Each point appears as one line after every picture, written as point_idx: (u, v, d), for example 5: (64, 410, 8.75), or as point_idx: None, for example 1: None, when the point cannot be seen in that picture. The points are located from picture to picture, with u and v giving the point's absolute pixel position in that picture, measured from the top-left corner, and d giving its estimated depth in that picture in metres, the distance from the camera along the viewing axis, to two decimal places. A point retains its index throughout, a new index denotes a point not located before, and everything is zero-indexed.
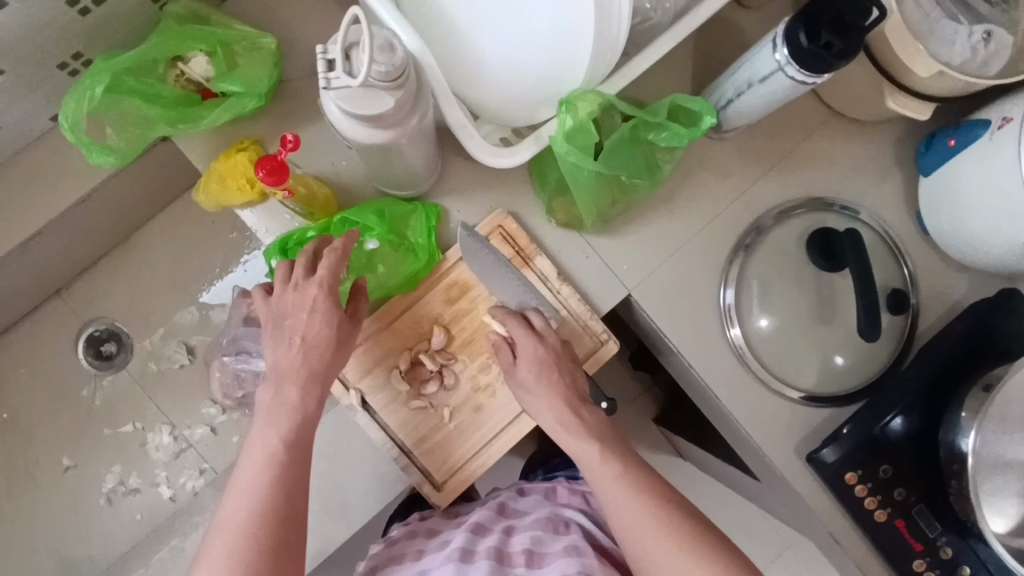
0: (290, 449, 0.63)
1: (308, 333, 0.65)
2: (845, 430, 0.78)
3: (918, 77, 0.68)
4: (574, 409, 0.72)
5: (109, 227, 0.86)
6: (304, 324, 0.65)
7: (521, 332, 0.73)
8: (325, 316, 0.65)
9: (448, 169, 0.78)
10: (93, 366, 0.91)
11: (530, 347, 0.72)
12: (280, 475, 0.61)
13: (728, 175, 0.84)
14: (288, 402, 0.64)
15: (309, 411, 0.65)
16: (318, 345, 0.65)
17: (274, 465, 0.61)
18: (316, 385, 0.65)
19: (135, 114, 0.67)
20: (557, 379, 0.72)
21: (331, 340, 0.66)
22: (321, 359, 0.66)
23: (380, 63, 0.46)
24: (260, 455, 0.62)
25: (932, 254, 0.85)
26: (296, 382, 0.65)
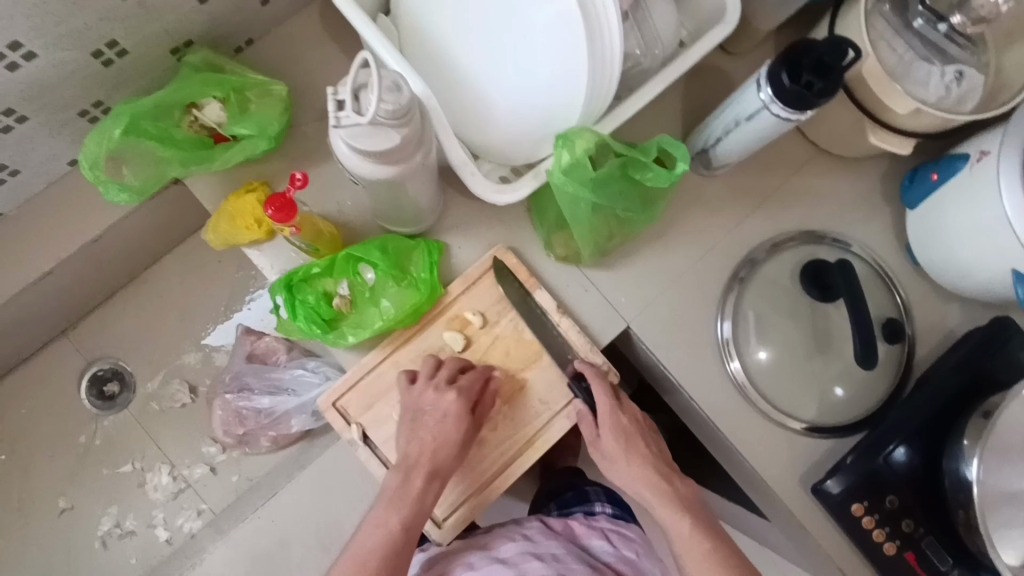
0: (402, 534, 0.67)
1: (438, 430, 0.70)
2: (848, 460, 0.78)
3: (896, 115, 0.72)
4: (666, 477, 0.73)
5: (118, 267, 0.87)
6: (435, 421, 0.70)
7: (605, 400, 0.73)
8: (453, 412, 0.70)
9: (450, 206, 0.80)
10: (95, 406, 0.91)
11: (615, 416, 0.73)
12: (388, 550, 0.66)
13: (721, 210, 0.86)
14: (411, 489, 0.68)
15: (428, 503, 0.68)
16: (445, 444, 0.70)
17: (386, 541, 0.66)
18: (438, 480, 0.69)
19: (149, 156, 0.70)
20: (643, 448, 0.74)
21: (454, 438, 0.70)
22: (444, 458, 0.70)
23: (387, 101, 0.48)
24: (377, 531, 0.67)
25: (923, 284, 0.87)
26: (417, 474, 0.69)
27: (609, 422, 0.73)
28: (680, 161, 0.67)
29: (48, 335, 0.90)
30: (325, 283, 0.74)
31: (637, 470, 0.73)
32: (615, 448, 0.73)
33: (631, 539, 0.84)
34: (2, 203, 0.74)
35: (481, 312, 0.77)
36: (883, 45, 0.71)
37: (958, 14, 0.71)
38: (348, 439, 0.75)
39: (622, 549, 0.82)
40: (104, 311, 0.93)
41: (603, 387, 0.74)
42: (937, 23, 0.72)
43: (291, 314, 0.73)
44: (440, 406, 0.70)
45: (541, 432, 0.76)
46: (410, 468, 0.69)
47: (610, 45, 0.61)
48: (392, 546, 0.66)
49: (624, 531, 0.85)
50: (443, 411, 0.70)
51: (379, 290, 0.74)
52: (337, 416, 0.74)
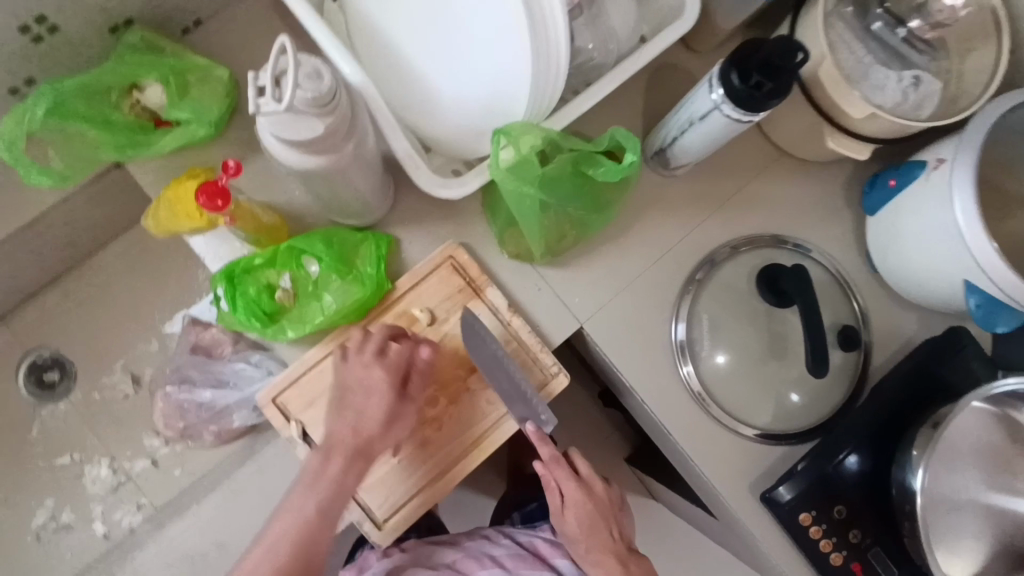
0: (318, 519, 0.66)
1: (361, 400, 0.68)
2: (799, 467, 0.77)
3: (853, 119, 0.71)
4: (623, 559, 0.75)
5: (59, 254, 0.84)
6: (359, 388, 0.68)
7: (571, 485, 0.73)
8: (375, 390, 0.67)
9: (401, 199, 0.78)
10: (34, 395, 0.88)
11: (582, 501, 0.74)
12: (306, 532, 0.65)
13: (680, 211, 0.85)
14: (330, 469, 0.66)
15: (347, 487, 0.66)
16: (371, 420, 0.68)
17: (307, 520, 0.65)
18: (358, 462, 0.67)
19: (81, 138, 0.68)
20: (604, 531, 0.75)
21: (378, 418, 0.68)
22: (371, 436, 0.67)
23: (307, 90, 0.47)
24: (298, 516, 0.66)
25: (882, 291, 0.86)
26: (338, 453, 0.67)
27: (576, 505, 0.73)
28: (630, 152, 0.65)
29: None
30: (267, 275, 0.72)
31: (594, 555, 0.75)
32: (577, 530, 0.75)
33: None
34: None
35: (430, 309, 0.75)
36: (842, 48, 0.70)
37: (917, 18, 0.70)
38: (288, 437, 0.73)
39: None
40: (46, 297, 0.90)
41: (566, 471, 0.73)
42: (896, 27, 0.71)
43: (230, 305, 0.71)
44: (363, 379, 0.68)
45: (487, 433, 0.74)
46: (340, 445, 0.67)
47: (553, 33, 0.59)
48: (308, 530, 0.65)
49: None
50: (370, 386, 0.68)
51: (322, 284, 0.72)
52: (277, 412, 0.72)
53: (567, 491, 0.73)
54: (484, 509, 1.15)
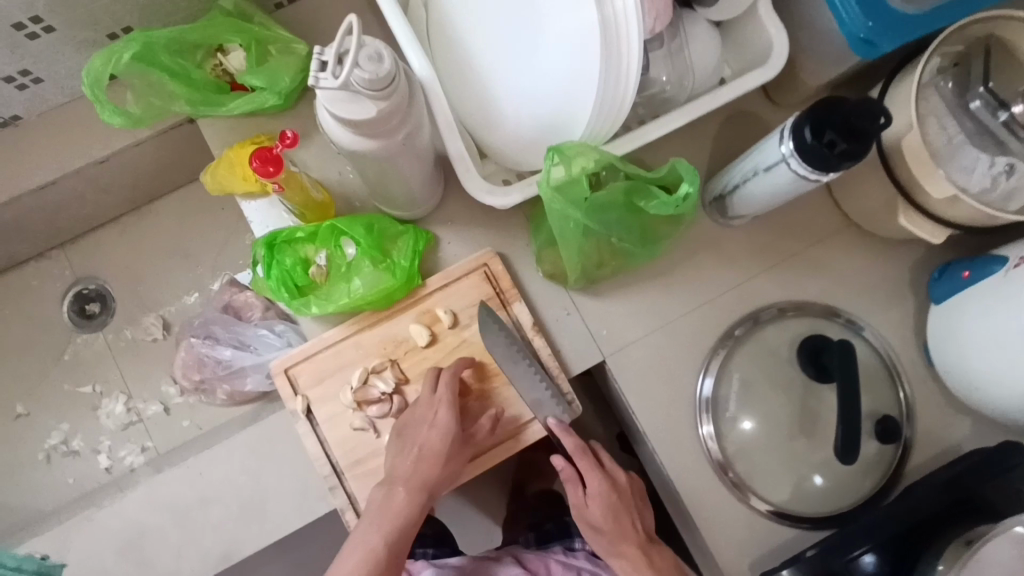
0: (402, 530, 0.66)
1: (426, 446, 0.68)
2: (809, 552, 0.72)
3: (931, 198, 0.66)
4: (645, 549, 0.72)
5: (121, 194, 0.88)
6: (424, 443, 0.68)
7: (590, 469, 0.72)
8: (445, 431, 0.68)
9: (449, 200, 0.79)
10: (74, 322, 0.92)
11: (599, 481, 0.72)
12: (391, 553, 0.65)
13: (729, 262, 0.81)
14: (393, 502, 0.66)
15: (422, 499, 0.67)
16: (430, 460, 0.67)
17: (395, 528, 0.66)
18: (428, 466, 0.67)
19: (161, 88, 0.71)
20: (625, 522, 0.73)
21: (441, 459, 0.68)
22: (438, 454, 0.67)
23: (365, 70, 0.47)
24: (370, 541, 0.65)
25: (934, 387, 0.80)
26: (416, 498, 0.67)
27: (600, 498, 0.72)
28: (686, 181, 0.61)
29: (46, 245, 0.91)
30: (306, 249, 0.73)
31: (616, 548, 0.72)
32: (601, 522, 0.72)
33: None
34: (21, 108, 0.76)
35: (454, 312, 0.74)
36: (932, 121, 0.66)
37: (1021, 102, 0.65)
38: (291, 410, 0.73)
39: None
40: (103, 234, 0.94)
41: (590, 462, 0.73)
42: (997, 110, 0.66)
43: (264, 271, 0.72)
44: (443, 429, 0.68)
45: (488, 449, 0.73)
46: (403, 502, 0.66)
47: (626, 61, 0.58)
48: (398, 534, 0.66)
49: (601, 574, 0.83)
50: (428, 419, 0.68)
51: (355, 267, 0.72)
52: (286, 384, 0.72)
53: (592, 484, 0.72)
54: (474, 525, 1.13)
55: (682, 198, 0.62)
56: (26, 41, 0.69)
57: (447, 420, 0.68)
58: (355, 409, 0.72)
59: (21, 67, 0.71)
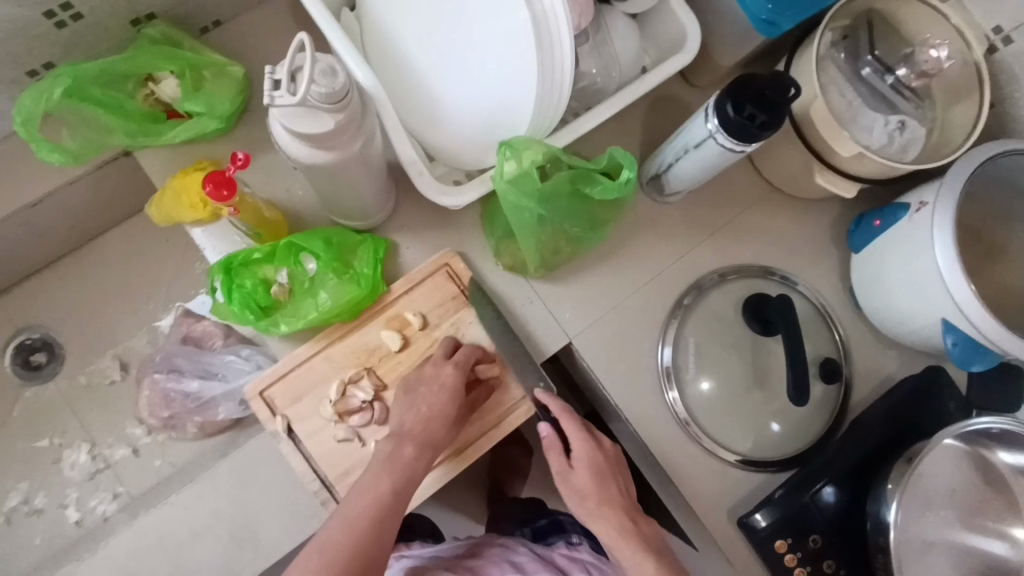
0: (404, 487, 0.65)
1: (434, 404, 0.69)
2: (777, 494, 0.79)
3: (840, 157, 0.73)
4: (631, 515, 0.71)
5: (57, 237, 0.85)
6: (432, 402, 0.69)
7: (579, 432, 0.73)
8: (452, 390, 0.69)
9: (402, 206, 0.80)
10: (20, 375, 0.88)
11: (590, 447, 0.72)
12: (393, 507, 0.63)
13: (673, 236, 0.87)
14: (400, 457, 0.66)
15: (427, 458, 0.67)
16: (437, 420, 0.68)
17: (399, 484, 0.64)
18: (439, 421, 0.68)
19: (95, 122, 0.69)
20: (614, 489, 0.71)
21: (448, 418, 0.69)
22: (445, 413, 0.69)
23: (321, 85, 0.49)
24: (376, 493, 0.63)
25: (863, 327, 0.89)
26: (421, 450, 0.67)
27: (583, 458, 0.72)
28: (625, 167, 0.67)
29: None
30: (264, 270, 0.73)
31: (602, 511, 0.70)
32: (589, 486, 0.71)
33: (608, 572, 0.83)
34: None
35: (422, 314, 0.76)
36: (833, 90, 0.73)
37: (904, 66, 0.74)
38: (272, 431, 0.73)
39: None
40: (41, 280, 0.90)
41: (577, 424, 0.73)
42: (885, 75, 0.75)
43: (225, 297, 0.72)
44: (451, 389, 0.69)
45: (471, 442, 0.76)
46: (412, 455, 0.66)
47: (559, 52, 0.62)
48: (402, 488, 0.64)
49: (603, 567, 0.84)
50: (437, 381, 0.70)
51: (318, 281, 0.73)
52: (263, 406, 0.72)
53: (581, 450, 0.72)
54: (461, 522, 1.15)
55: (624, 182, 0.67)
56: None
57: (458, 379, 0.70)
58: (337, 421, 0.73)
59: None
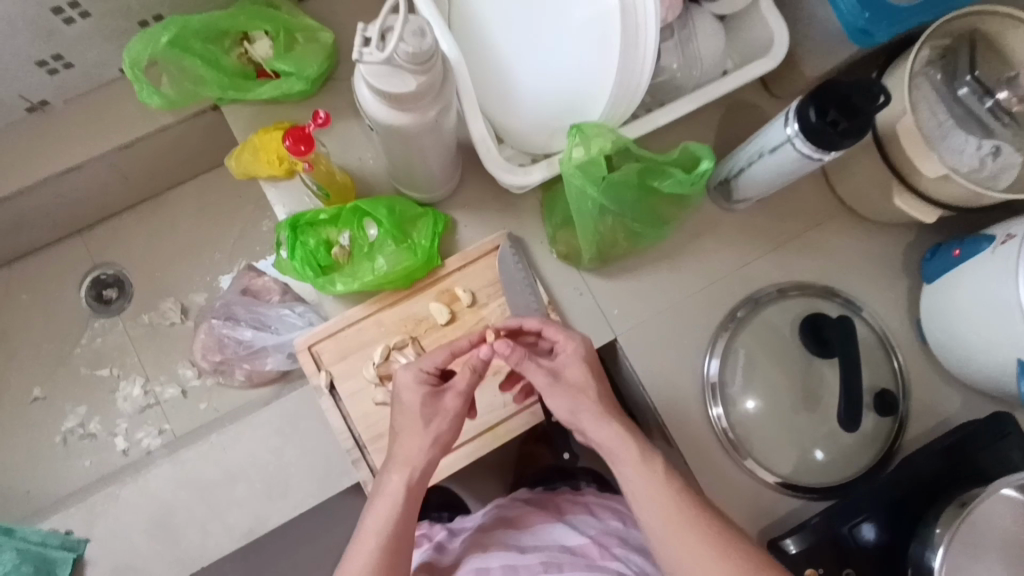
0: (401, 513, 0.61)
1: (407, 416, 0.64)
2: (812, 521, 0.75)
3: (923, 178, 0.70)
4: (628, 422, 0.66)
5: (141, 180, 0.90)
6: (402, 419, 0.64)
7: (557, 333, 0.68)
8: (415, 389, 0.64)
9: (466, 184, 0.82)
10: (91, 307, 0.93)
11: (560, 338, 0.68)
12: (396, 538, 0.60)
13: (735, 244, 0.85)
14: (387, 487, 0.62)
15: (415, 475, 0.63)
16: (415, 426, 0.64)
17: (396, 511, 0.61)
18: (416, 429, 0.63)
19: (192, 72, 0.74)
20: (603, 390, 0.66)
21: (423, 421, 0.64)
22: (417, 421, 0.64)
23: (409, 44, 0.50)
24: (376, 527, 0.60)
25: (927, 362, 0.84)
26: (406, 474, 0.62)
27: (572, 360, 0.67)
28: (704, 158, 0.66)
29: (65, 231, 0.93)
30: (328, 232, 0.76)
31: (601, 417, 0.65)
32: (582, 388, 0.66)
33: (618, 512, 0.81)
34: (49, 93, 0.78)
35: (472, 291, 0.78)
36: (924, 108, 0.70)
37: (1005, 90, 0.71)
38: (315, 385, 0.74)
39: (608, 521, 0.79)
40: (122, 221, 0.95)
41: (556, 329, 0.68)
42: (983, 97, 0.71)
43: (289, 252, 0.74)
44: (411, 393, 0.64)
45: (504, 421, 0.77)
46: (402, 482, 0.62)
47: (643, 43, 0.62)
48: (398, 516, 0.61)
49: (611, 505, 0.83)
50: (403, 389, 0.65)
51: (377, 247, 0.75)
52: (309, 361, 0.74)
53: (565, 351, 0.67)
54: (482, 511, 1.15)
55: (701, 173, 0.67)
56: (62, 26, 0.71)
57: (409, 380, 0.65)
58: (378, 384, 0.74)
59: (54, 51, 0.73)
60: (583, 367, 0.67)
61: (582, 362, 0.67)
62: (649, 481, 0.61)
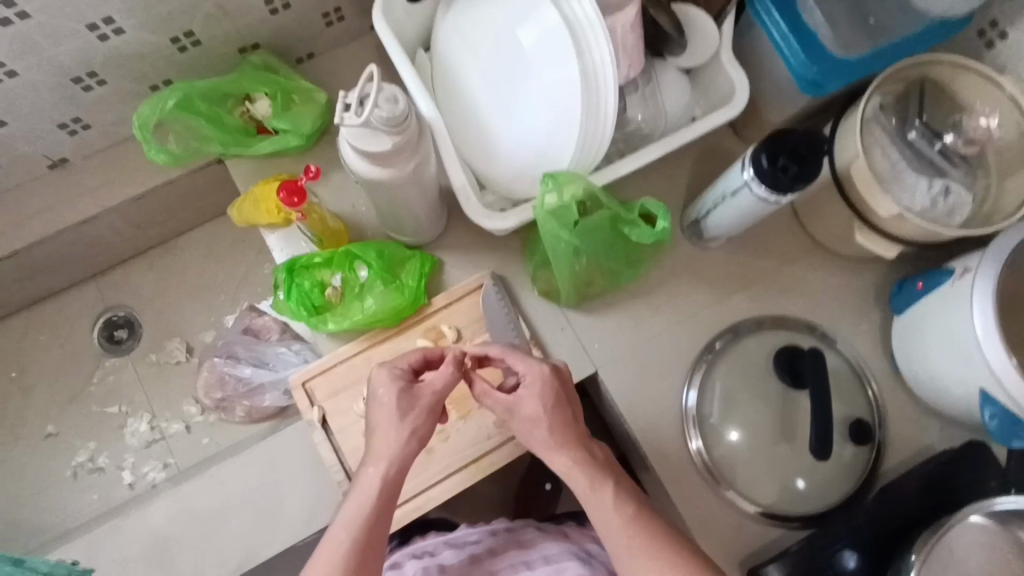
0: (376, 508, 0.65)
1: (382, 417, 0.68)
2: (792, 549, 0.77)
3: (880, 216, 0.74)
4: (583, 444, 0.70)
5: (152, 228, 0.96)
6: (378, 418, 0.68)
7: (518, 357, 0.71)
8: (390, 391, 0.68)
9: (452, 228, 0.87)
10: (103, 347, 0.99)
11: (520, 361, 0.71)
12: (369, 534, 0.63)
13: (709, 280, 0.89)
14: (364, 482, 0.66)
15: (390, 471, 0.66)
16: (389, 428, 0.67)
17: (370, 506, 0.65)
18: (391, 427, 0.67)
19: (198, 130, 0.81)
20: (562, 411, 0.70)
21: (398, 421, 0.67)
22: (390, 424, 0.67)
23: (382, 109, 0.55)
24: (351, 523, 0.64)
25: (903, 392, 0.86)
26: (383, 468, 0.66)
27: (533, 384, 0.70)
28: (658, 215, 0.71)
29: (80, 276, 0.99)
30: (322, 274, 0.81)
31: (556, 441, 0.69)
32: (540, 413, 0.69)
33: None
34: (69, 151, 0.85)
35: (457, 329, 0.82)
36: (877, 150, 0.75)
37: (952, 133, 0.76)
38: (308, 420, 0.79)
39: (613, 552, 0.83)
40: (133, 265, 1.02)
41: (519, 355, 0.71)
42: (933, 139, 0.76)
43: (285, 294, 0.79)
44: (382, 392, 0.68)
45: (489, 454, 0.80)
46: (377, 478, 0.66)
47: (604, 99, 0.67)
48: (373, 511, 0.64)
49: None
50: (378, 391, 0.69)
51: (367, 288, 0.80)
52: (303, 398, 0.79)
53: (527, 373, 0.70)
54: None
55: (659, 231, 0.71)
56: (82, 93, 0.78)
57: (382, 378, 0.68)
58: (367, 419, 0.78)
59: (74, 115, 0.80)
60: (542, 390, 0.70)
61: (541, 390, 0.70)
62: (601, 499, 0.66)
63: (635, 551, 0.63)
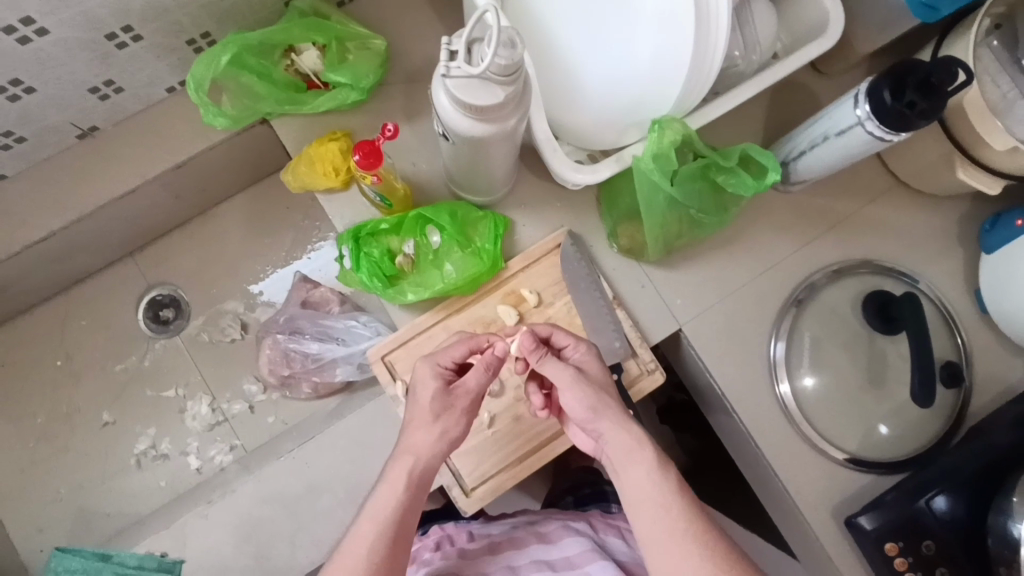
0: (410, 501, 0.59)
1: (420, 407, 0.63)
2: (888, 498, 0.76)
3: (993, 152, 0.70)
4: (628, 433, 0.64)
5: (191, 200, 0.91)
6: (414, 409, 0.64)
7: (566, 340, 0.67)
8: (429, 382, 0.64)
9: (521, 184, 0.81)
10: (151, 329, 0.96)
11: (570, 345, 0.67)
12: (400, 523, 0.58)
13: (789, 227, 0.85)
14: (394, 474, 0.60)
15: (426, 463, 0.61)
16: (425, 418, 0.62)
17: (401, 498, 0.59)
18: (430, 418, 0.62)
19: (248, 88, 0.74)
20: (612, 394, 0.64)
21: (435, 413, 0.63)
22: (429, 413, 0.63)
23: (501, 56, 0.49)
24: (381, 511, 0.58)
25: (989, 331, 0.84)
26: (416, 463, 0.61)
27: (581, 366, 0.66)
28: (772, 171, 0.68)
29: (118, 254, 0.95)
30: (390, 241, 0.76)
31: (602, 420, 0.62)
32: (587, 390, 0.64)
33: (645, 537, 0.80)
34: (99, 119, 0.78)
35: (538, 292, 0.78)
36: (987, 80, 0.70)
37: None
38: (392, 394, 0.75)
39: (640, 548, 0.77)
40: (171, 240, 0.97)
41: (566, 335, 0.67)
42: None
43: (354, 264, 0.74)
44: (423, 387, 0.64)
45: None
46: (407, 471, 0.61)
47: (716, 31, 0.60)
48: (406, 503, 0.59)
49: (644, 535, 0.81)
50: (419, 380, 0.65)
51: (443, 254, 0.75)
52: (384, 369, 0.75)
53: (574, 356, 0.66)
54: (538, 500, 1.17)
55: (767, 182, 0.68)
56: (115, 50, 0.70)
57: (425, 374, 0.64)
58: None
59: (106, 77, 0.73)
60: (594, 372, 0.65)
61: (591, 368, 0.65)
62: (655, 479, 0.58)
63: (687, 532, 0.55)
